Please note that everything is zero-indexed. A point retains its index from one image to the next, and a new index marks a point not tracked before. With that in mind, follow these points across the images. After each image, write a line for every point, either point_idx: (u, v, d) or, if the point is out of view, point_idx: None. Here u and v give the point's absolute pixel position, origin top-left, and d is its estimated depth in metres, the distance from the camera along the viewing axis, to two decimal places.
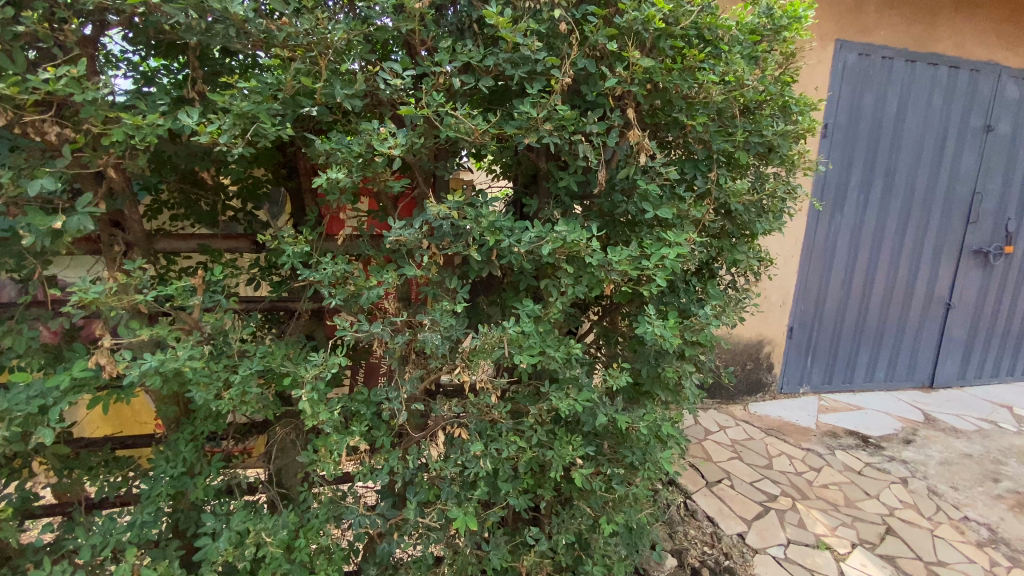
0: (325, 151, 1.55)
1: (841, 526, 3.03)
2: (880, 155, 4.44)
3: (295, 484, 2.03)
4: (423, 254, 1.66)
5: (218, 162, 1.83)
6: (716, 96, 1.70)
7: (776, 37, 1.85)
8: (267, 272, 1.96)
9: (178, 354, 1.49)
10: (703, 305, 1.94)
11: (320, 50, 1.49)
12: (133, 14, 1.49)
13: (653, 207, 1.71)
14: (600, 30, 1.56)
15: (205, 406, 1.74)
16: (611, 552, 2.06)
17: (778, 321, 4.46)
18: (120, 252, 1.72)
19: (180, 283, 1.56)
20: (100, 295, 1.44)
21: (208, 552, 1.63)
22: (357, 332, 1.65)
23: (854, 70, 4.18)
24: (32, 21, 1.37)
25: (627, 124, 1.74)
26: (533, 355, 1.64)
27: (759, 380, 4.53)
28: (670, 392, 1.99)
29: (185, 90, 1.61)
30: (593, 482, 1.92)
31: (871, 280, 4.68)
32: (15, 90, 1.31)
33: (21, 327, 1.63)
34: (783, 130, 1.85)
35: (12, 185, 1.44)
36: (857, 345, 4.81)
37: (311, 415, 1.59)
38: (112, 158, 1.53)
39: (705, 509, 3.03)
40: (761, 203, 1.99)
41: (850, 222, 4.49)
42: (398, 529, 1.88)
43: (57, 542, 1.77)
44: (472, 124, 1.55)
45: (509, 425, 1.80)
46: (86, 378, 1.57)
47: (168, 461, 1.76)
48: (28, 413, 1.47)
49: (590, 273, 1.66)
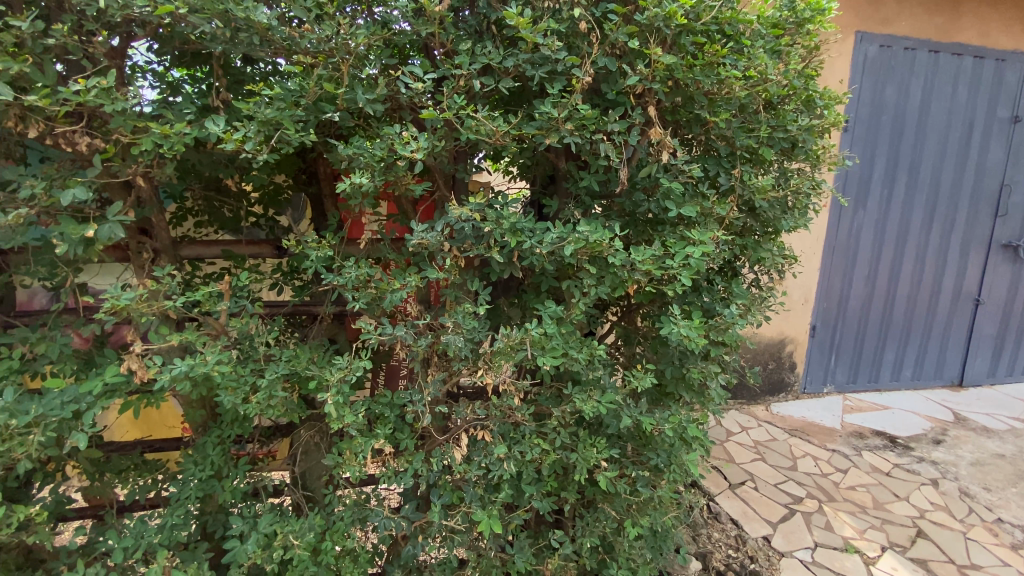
0: (347, 156, 1.55)
1: (871, 529, 2.95)
2: (904, 149, 4.34)
3: (319, 488, 2.04)
4: (445, 257, 1.67)
5: (242, 169, 1.85)
6: (739, 91, 1.67)
7: (799, 30, 1.84)
8: (289, 277, 1.98)
9: (206, 358, 1.51)
10: (728, 305, 1.91)
11: (341, 55, 1.50)
12: (159, 25, 1.51)
13: (676, 205, 1.69)
14: (621, 28, 1.54)
15: (231, 410, 1.77)
16: (636, 556, 2.04)
17: (800, 320, 4.38)
18: (148, 259, 1.75)
19: (208, 289, 1.59)
20: (130, 301, 1.46)
21: (236, 554, 1.64)
22: (381, 335, 1.65)
23: (876, 62, 4.09)
24: (62, 34, 1.40)
25: (648, 122, 1.71)
26: (557, 356, 1.62)
27: (781, 380, 4.45)
28: (694, 393, 1.97)
29: (209, 99, 1.63)
30: (618, 484, 1.91)
31: (896, 277, 4.57)
32: (47, 102, 1.34)
33: (53, 334, 1.67)
34: (807, 125, 1.82)
35: (44, 196, 1.47)
36: (882, 343, 4.70)
37: (336, 417, 1.60)
38: (140, 167, 1.55)
39: (728, 511, 2.99)
40: (786, 199, 1.94)
41: (874, 217, 4.39)
42: (422, 532, 1.88)
43: (90, 544, 1.80)
44: (493, 125, 1.54)
45: (532, 428, 1.79)
46: (118, 384, 1.60)
47: (196, 464, 1.79)
48: (63, 418, 1.51)
49: (613, 273, 1.65)
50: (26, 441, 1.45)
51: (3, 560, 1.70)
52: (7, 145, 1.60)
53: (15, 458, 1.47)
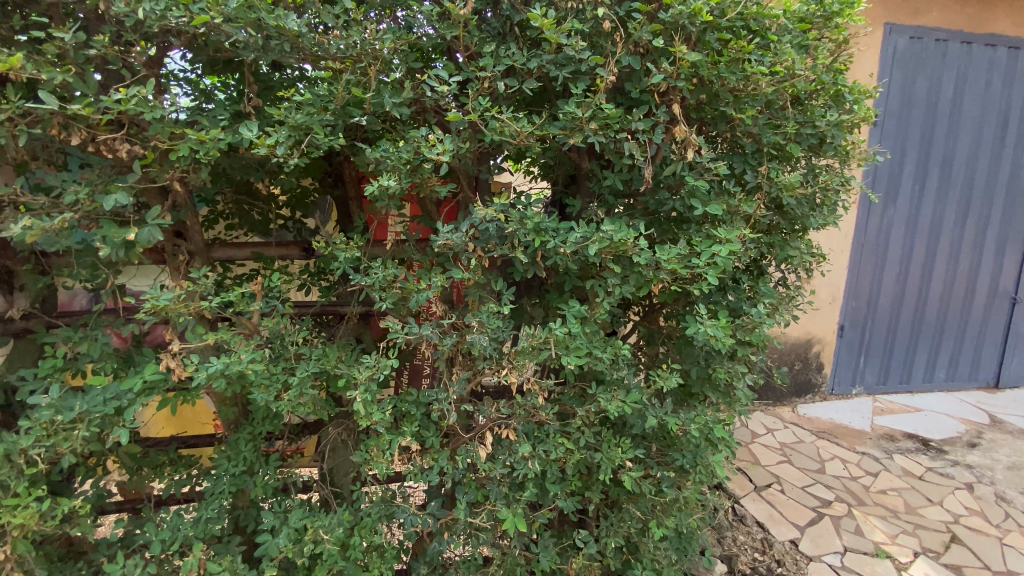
0: (374, 159, 1.59)
1: (902, 534, 2.88)
2: (936, 142, 4.21)
3: (346, 484, 2.07)
4: (470, 257, 1.68)
5: (272, 173, 1.91)
6: (766, 87, 1.65)
7: (826, 24, 1.81)
8: (317, 278, 2.04)
9: (241, 357, 1.56)
10: (755, 305, 1.89)
11: (369, 61, 1.53)
12: (194, 35, 1.56)
13: (702, 203, 1.67)
14: (645, 27, 1.53)
15: (263, 406, 1.81)
16: (661, 556, 2.04)
17: (828, 319, 4.28)
18: (183, 261, 1.81)
19: (241, 289, 1.64)
20: (169, 302, 1.51)
21: (268, 548, 1.70)
22: (408, 334, 1.67)
23: (905, 54, 3.98)
24: (102, 45, 1.46)
25: (673, 119, 1.70)
26: (581, 356, 1.62)
27: (808, 382, 4.35)
28: (720, 393, 1.95)
29: (242, 105, 1.68)
30: (643, 485, 1.90)
31: (928, 275, 4.44)
32: (90, 110, 1.40)
33: (94, 334, 1.74)
34: (836, 120, 1.79)
35: (87, 201, 1.53)
36: (913, 343, 4.57)
37: (365, 415, 1.63)
38: (177, 173, 1.60)
39: (755, 514, 2.94)
40: (814, 196, 1.91)
41: (905, 213, 4.27)
42: (448, 529, 1.90)
43: (129, 536, 1.85)
44: (517, 126, 1.55)
45: (556, 427, 1.80)
46: (156, 381, 1.65)
47: (229, 460, 1.85)
48: (105, 414, 1.56)
49: (638, 272, 1.64)
50: (71, 436, 1.52)
51: (48, 550, 1.77)
52: (50, 153, 1.67)
53: (60, 452, 1.54)
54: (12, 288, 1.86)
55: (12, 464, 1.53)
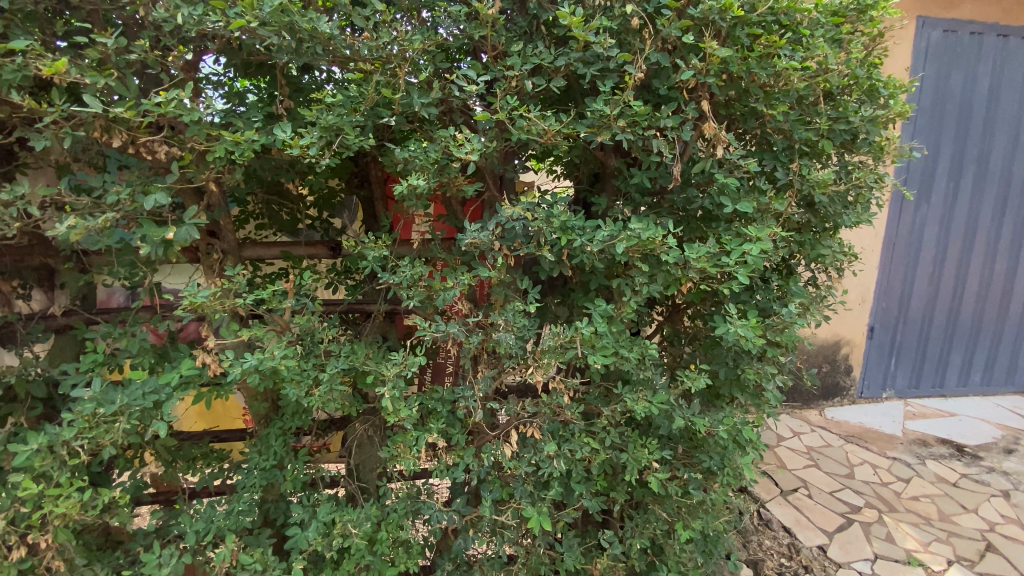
0: (403, 159, 1.60)
1: (935, 542, 2.79)
2: (972, 139, 4.07)
3: (372, 479, 2.10)
4: (496, 256, 1.69)
5: (301, 174, 1.94)
6: (798, 82, 1.61)
7: (860, 18, 1.78)
8: (344, 276, 2.07)
9: (274, 353, 1.59)
10: (786, 305, 1.85)
11: (398, 62, 1.55)
12: (229, 39, 1.60)
13: (732, 201, 1.65)
14: (674, 23, 1.50)
15: (293, 402, 1.85)
16: (686, 559, 2.01)
17: (858, 320, 4.17)
18: (216, 260, 1.86)
19: (273, 287, 1.67)
20: (206, 299, 1.55)
21: (298, 540, 1.73)
22: (435, 332, 1.69)
23: (939, 47, 3.86)
24: (142, 50, 1.50)
25: (702, 117, 1.67)
26: (607, 355, 1.61)
27: (836, 385, 4.25)
28: (748, 394, 1.93)
29: (274, 107, 1.72)
30: (669, 487, 1.88)
31: (963, 275, 4.31)
32: (132, 113, 1.44)
33: (133, 330, 1.79)
34: (870, 116, 1.75)
35: (128, 201, 1.58)
36: (947, 345, 4.43)
37: (392, 411, 1.65)
38: (212, 174, 1.64)
39: (781, 519, 2.88)
40: (847, 193, 1.87)
41: (939, 212, 4.14)
42: (473, 526, 1.91)
43: (164, 527, 1.90)
44: (545, 125, 1.55)
45: (581, 426, 1.79)
46: (192, 376, 1.70)
47: (260, 454, 1.89)
48: (144, 408, 1.60)
49: (666, 271, 1.63)
50: (112, 428, 1.56)
51: (87, 539, 1.82)
52: (90, 155, 1.72)
53: (101, 444, 1.59)
54: (52, 286, 1.95)
55: (56, 455, 1.58)
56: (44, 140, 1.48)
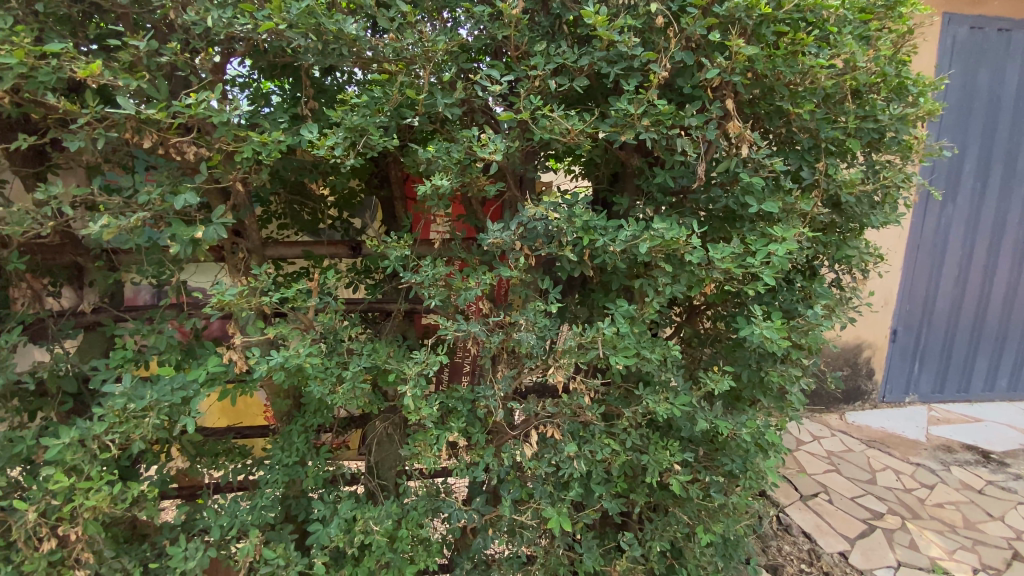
0: (426, 159, 1.62)
1: (961, 550, 2.73)
2: (1000, 138, 3.97)
3: (391, 477, 2.12)
4: (518, 256, 1.68)
5: (323, 174, 1.96)
6: (825, 80, 1.59)
7: (889, 14, 1.74)
8: (363, 276, 2.12)
9: (299, 351, 1.61)
10: (810, 306, 1.82)
11: (422, 62, 1.56)
12: (256, 42, 1.62)
13: (757, 201, 1.63)
14: (699, 21, 1.48)
15: (315, 399, 1.87)
16: (706, 563, 1.99)
17: (880, 323, 4.09)
18: (242, 260, 1.89)
19: (298, 286, 1.69)
20: (233, 297, 1.57)
21: (320, 536, 1.75)
22: (457, 331, 1.69)
23: (966, 44, 3.77)
24: (173, 52, 1.53)
25: (726, 116, 1.66)
26: (629, 356, 1.60)
27: (858, 389, 4.17)
28: (772, 397, 1.90)
29: (299, 108, 1.74)
30: (690, 489, 1.86)
31: (990, 277, 4.21)
32: (163, 114, 1.47)
33: (161, 327, 1.83)
34: (899, 114, 1.71)
35: (158, 201, 1.61)
36: (973, 349, 4.33)
37: (414, 410, 1.66)
38: (239, 174, 1.67)
39: (801, 524, 2.84)
40: (874, 193, 1.84)
41: (965, 212, 4.05)
42: (492, 526, 1.91)
43: (189, 521, 1.92)
44: (568, 124, 1.55)
45: (602, 427, 1.78)
46: (218, 373, 1.73)
47: (283, 450, 1.92)
48: (172, 403, 1.63)
49: (689, 272, 1.62)
50: (142, 423, 1.59)
51: (115, 532, 1.86)
52: (120, 156, 1.76)
53: (131, 438, 1.62)
54: (82, 284, 2.01)
55: (86, 449, 1.62)
56: (77, 141, 1.52)
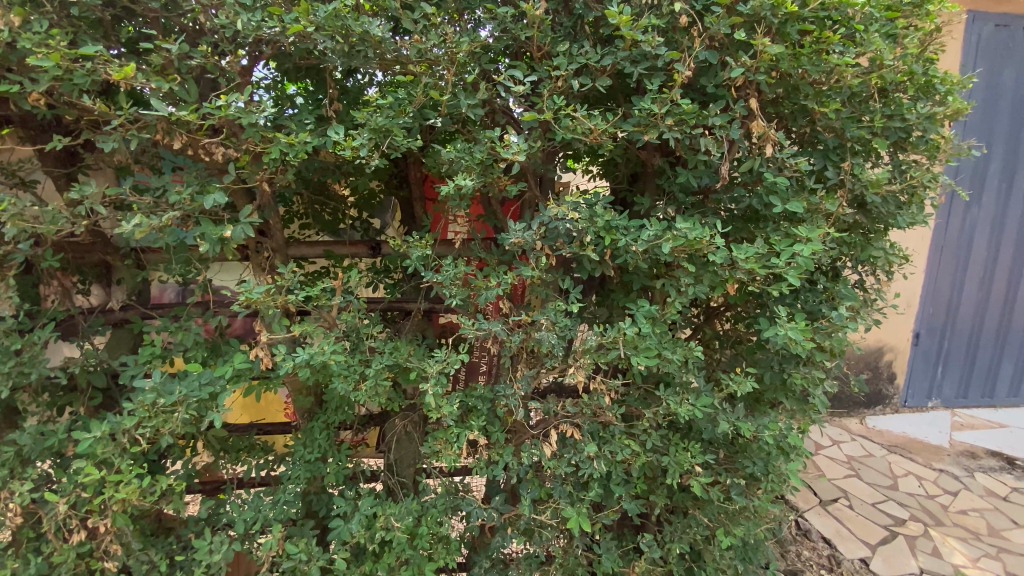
0: (449, 159, 1.63)
1: (985, 558, 2.67)
2: None
3: (409, 475, 2.15)
4: (539, 256, 1.68)
5: (345, 174, 1.99)
6: (851, 79, 1.57)
7: (915, 12, 1.72)
8: (383, 275, 2.13)
9: (323, 348, 1.63)
10: (835, 308, 1.80)
11: (446, 64, 1.57)
12: (283, 44, 1.65)
13: (781, 200, 1.62)
14: (724, 20, 1.48)
15: (336, 397, 1.89)
16: (726, 566, 1.98)
17: (902, 326, 4.01)
18: (266, 259, 1.92)
19: (322, 284, 1.71)
20: (260, 295, 1.60)
21: (341, 532, 1.77)
22: (478, 330, 1.70)
23: (991, 42, 3.70)
24: (202, 55, 1.56)
25: (750, 115, 1.65)
26: (651, 356, 1.60)
27: (878, 393, 4.10)
28: (794, 399, 1.88)
29: (324, 109, 1.77)
30: (711, 491, 1.85)
31: (1016, 280, 4.12)
32: (193, 116, 1.50)
33: (187, 325, 1.86)
34: (927, 113, 1.68)
35: (188, 201, 1.64)
36: (998, 354, 4.24)
37: (435, 407, 1.67)
38: (265, 174, 1.70)
39: (821, 529, 2.79)
40: (900, 193, 1.81)
41: (991, 214, 3.96)
42: (511, 525, 1.92)
43: (213, 516, 1.96)
44: (591, 124, 1.55)
45: (622, 428, 1.78)
46: (243, 369, 1.76)
47: (305, 447, 1.94)
48: (200, 399, 1.66)
49: (712, 272, 1.61)
50: (170, 418, 1.62)
51: (142, 525, 1.90)
52: (149, 157, 1.80)
53: (159, 433, 1.65)
54: (110, 282, 2.08)
55: (116, 442, 1.65)
56: (111, 141, 1.56)
